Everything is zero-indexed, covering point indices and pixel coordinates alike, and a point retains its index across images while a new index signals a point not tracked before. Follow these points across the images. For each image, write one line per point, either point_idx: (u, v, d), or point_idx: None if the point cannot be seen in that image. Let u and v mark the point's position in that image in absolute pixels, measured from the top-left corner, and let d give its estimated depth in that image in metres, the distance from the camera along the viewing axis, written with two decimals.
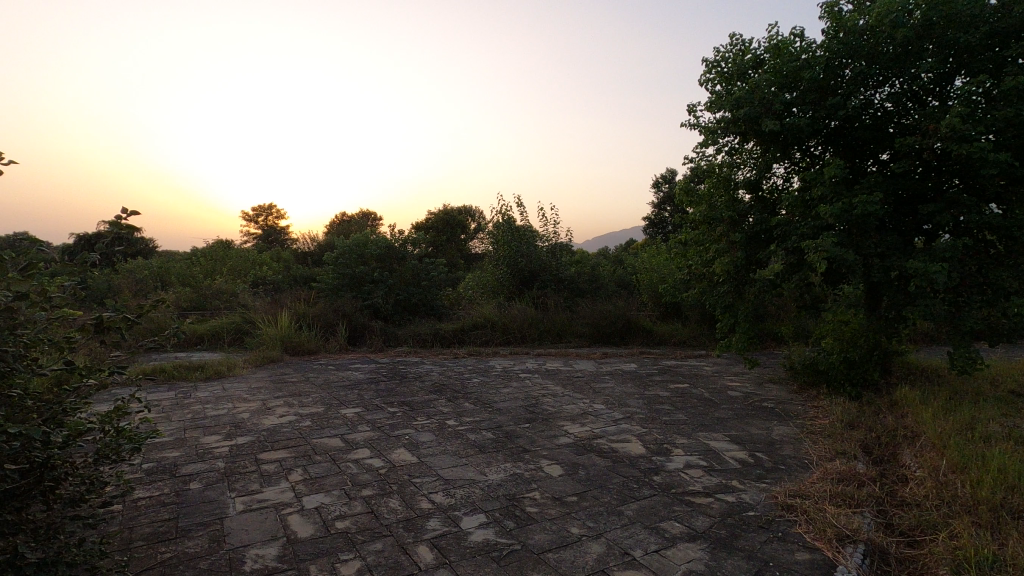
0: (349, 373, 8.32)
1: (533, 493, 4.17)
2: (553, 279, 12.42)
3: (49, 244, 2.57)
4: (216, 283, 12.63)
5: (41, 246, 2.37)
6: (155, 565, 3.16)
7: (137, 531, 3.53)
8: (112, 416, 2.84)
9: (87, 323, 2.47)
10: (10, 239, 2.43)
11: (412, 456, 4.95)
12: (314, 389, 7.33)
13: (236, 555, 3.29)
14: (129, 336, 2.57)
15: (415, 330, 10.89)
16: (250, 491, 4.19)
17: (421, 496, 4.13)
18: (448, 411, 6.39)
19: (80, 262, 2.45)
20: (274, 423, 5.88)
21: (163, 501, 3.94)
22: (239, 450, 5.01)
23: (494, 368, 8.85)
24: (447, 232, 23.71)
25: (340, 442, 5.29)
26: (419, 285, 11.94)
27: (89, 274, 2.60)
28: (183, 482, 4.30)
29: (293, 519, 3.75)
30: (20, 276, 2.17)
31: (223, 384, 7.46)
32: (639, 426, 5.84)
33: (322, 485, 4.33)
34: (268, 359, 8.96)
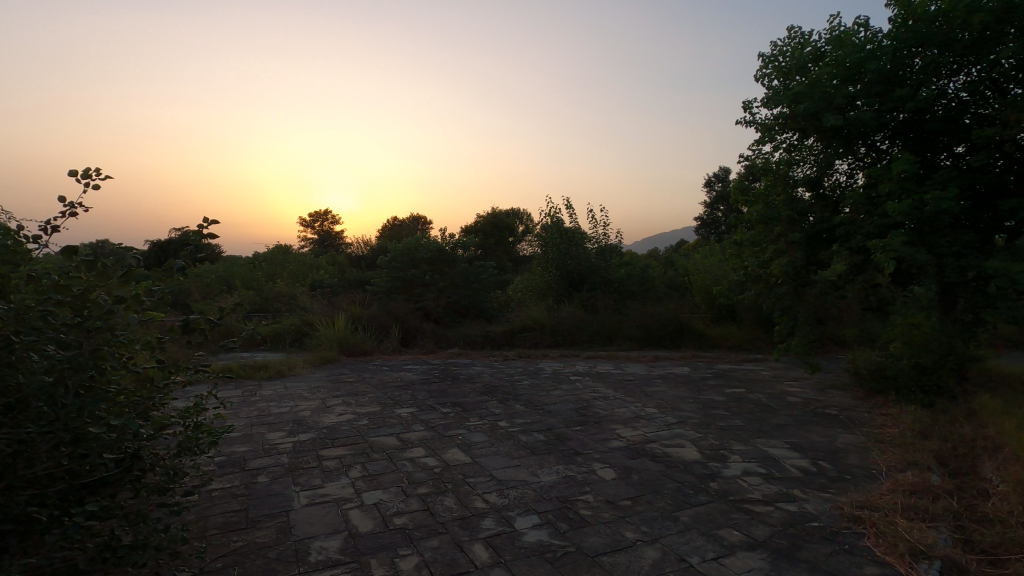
0: (403, 374, 8.54)
1: (585, 496, 4.17)
2: (603, 281, 12.32)
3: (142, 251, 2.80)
4: (277, 286, 13.22)
5: (137, 253, 2.59)
6: (229, 552, 3.35)
7: (212, 520, 3.75)
8: (192, 411, 3.04)
9: (175, 324, 2.67)
10: (107, 247, 2.66)
11: (466, 456, 5.04)
12: (370, 389, 7.56)
13: (302, 546, 3.45)
14: (211, 337, 2.75)
15: (466, 332, 11.05)
16: (312, 485, 4.38)
17: (475, 496, 4.20)
18: (500, 413, 6.45)
19: (168, 269, 2.66)
20: (334, 421, 6.11)
21: (234, 493, 4.17)
22: (302, 447, 5.24)
23: (545, 370, 8.87)
24: (496, 235, 23.88)
25: (395, 441, 5.45)
26: (469, 287, 12.11)
27: (176, 278, 2.82)
28: (252, 475, 4.54)
29: (354, 514, 3.89)
30: (120, 282, 2.38)
31: (286, 383, 7.81)
32: (694, 431, 5.72)
33: (380, 482, 4.48)
34: (326, 360, 9.32)
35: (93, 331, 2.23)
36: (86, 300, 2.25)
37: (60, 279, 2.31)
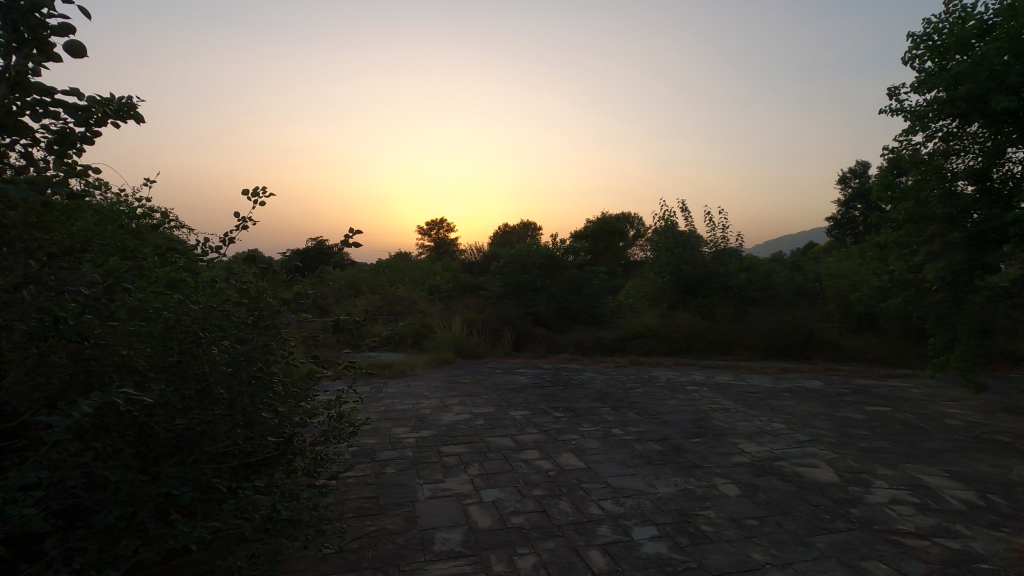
0: (516, 377, 8.73)
1: (707, 511, 3.98)
2: (721, 286, 11.67)
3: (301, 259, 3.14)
4: (399, 291, 14.13)
5: (297, 261, 2.94)
6: (364, 535, 3.65)
7: (348, 504, 4.11)
8: (336, 403, 3.36)
9: (328, 324, 2.98)
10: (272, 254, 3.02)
11: (579, 461, 5.04)
12: (485, 391, 7.82)
13: (427, 536, 3.66)
14: (357, 336, 3.03)
15: (576, 337, 11.05)
16: (434, 479, 4.63)
17: (591, 502, 4.19)
18: (613, 420, 6.37)
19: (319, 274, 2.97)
20: (452, 419, 6.41)
21: (366, 481, 4.53)
22: (424, 442, 5.56)
23: (659, 378, 8.60)
24: (606, 240, 23.55)
25: (510, 442, 5.60)
26: (580, 292, 12.09)
27: (327, 283, 3.14)
28: (381, 466, 4.91)
29: (473, 510, 4.06)
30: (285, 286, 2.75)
31: (407, 382, 8.33)
32: (828, 450, 5.24)
33: (497, 480, 4.62)
34: (443, 361, 9.79)
35: (266, 325, 2.66)
36: (261, 303, 2.69)
37: (241, 289, 2.71)
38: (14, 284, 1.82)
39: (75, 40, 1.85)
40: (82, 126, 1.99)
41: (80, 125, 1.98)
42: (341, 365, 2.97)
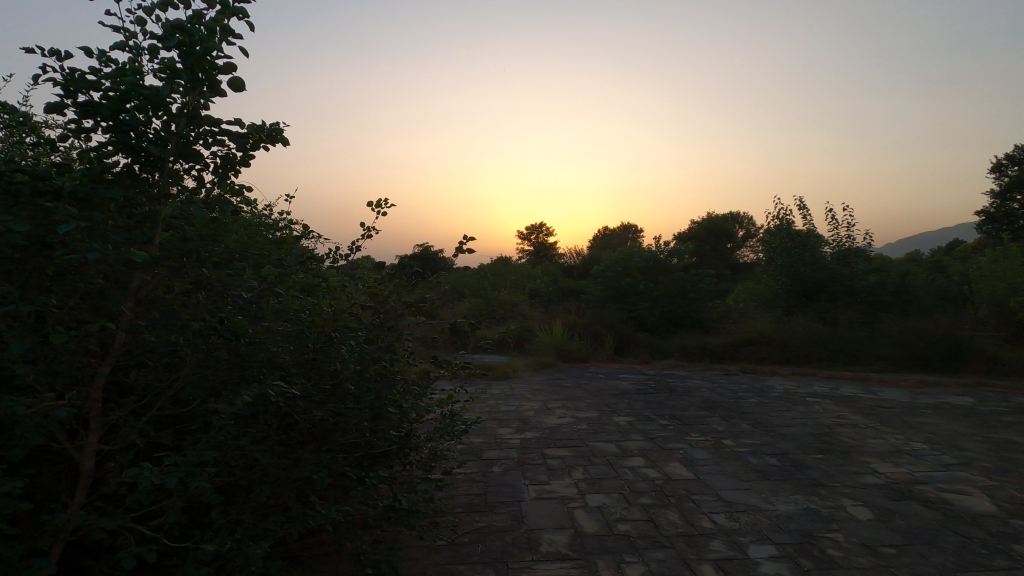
0: (619, 383, 8.60)
1: (834, 534, 3.67)
2: (846, 290, 10.67)
3: (423, 263, 3.31)
4: (501, 295, 14.47)
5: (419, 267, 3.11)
6: (474, 530, 3.79)
7: (459, 498, 4.29)
8: (449, 401, 3.53)
9: (446, 326, 3.13)
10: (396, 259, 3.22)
11: (688, 472, 4.86)
12: (587, 395, 7.78)
13: (534, 536, 3.72)
14: (472, 338, 3.15)
15: (682, 343, 10.66)
16: (539, 481, 4.69)
17: (701, 514, 4.03)
18: (724, 430, 6.07)
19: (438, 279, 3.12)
20: (555, 422, 6.46)
21: (475, 479, 4.70)
22: (528, 444, 5.65)
23: (774, 389, 8.05)
24: (713, 241, 22.45)
25: (615, 448, 5.53)
26: (685, 296, 11.64)
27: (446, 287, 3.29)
28: (487, 465, 5.06)
29: (579, 513, 4.06)
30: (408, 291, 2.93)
31: (510, 384, 8.50)
32: (982, 476, 4.62)
33: (602, 486, 4.59)
34: (545, 364, 9.87)
35: (390, 326, 2.87)
36: (388, 304, 2.90)
37: (370, 295, 2.94)
38: (189, 290, 2.12)
39: (235, 76, 2.11)
40: (241, 151, 2.26)
41: (239, 150, 2.24)
42: (457, 366, 3.12)
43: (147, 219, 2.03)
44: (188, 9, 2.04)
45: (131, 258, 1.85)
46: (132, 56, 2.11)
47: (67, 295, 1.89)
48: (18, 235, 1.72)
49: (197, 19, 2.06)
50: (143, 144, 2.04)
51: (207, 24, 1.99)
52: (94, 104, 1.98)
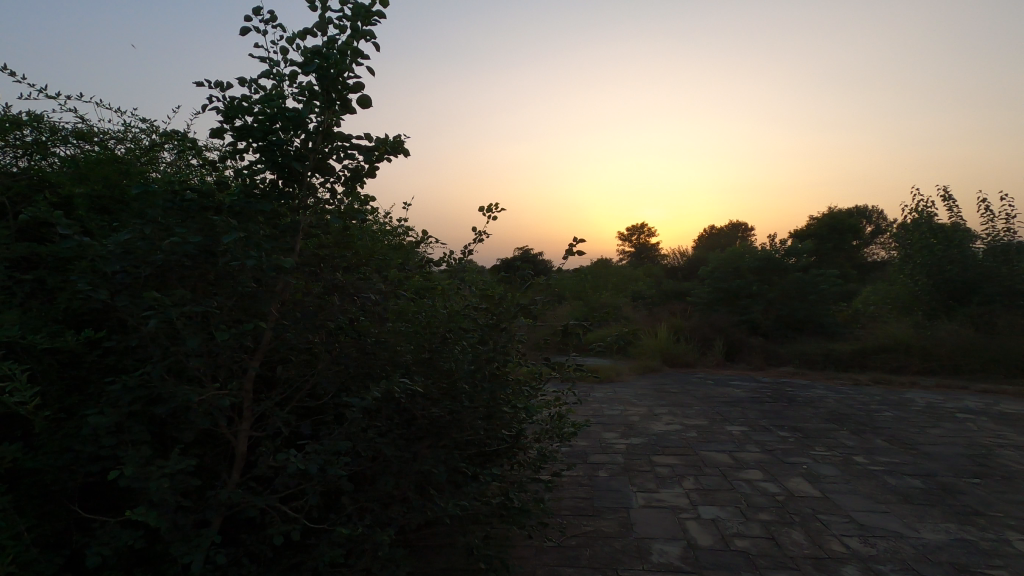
0: (730, 390, 8.13)
1: (997, 572, 3.20)
2: (1006, 291, 9.28)
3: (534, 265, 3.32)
4: (602, 297, 14.28)
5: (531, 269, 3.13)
6: (581, 534, 3.77)
7: (565, 501, 4.28)
8: (558, 403, 3.54)
9: (558, 328, 3.13)
10: (508, 261, 3.27)
11: (814, 489, 4.48)
12: (696, 402, 7.44)
13: (644, 545, 3.62)
14: (584, 340, 3.12)
15: (802, 350, 9.87)
16: (648, 488, 4.56)
17: (830, 536, 3.69)
18: (854, 445, 5.53)
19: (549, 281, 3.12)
20: (662, 429, 6.25)
21: (581, 482, 4.67)
22: (635, 450, 5.52)
23: (914, 402, 7.20)
24: (836, 239, 20.40)
25: (728, 458, 5.24)
26: (805, 299, 10.77)
27: (556, 289, 3.28)
28: (592, 469, 5.01)
29: (691, 525, 3.89)
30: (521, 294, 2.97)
31: (614, 388, 8.36)
32: None
33: (715, 498, 4.36)
34: (650, 368, 9.58)
35: (503, 328, 2.92)
36: (501, 306, 2.96)
37: (484, 297, 3.01)
38: (324, 292, 2.31)
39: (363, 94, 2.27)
40: (368, 163, 2.43)
41: (367, 163, 2.40)
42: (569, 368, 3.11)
43: (290, 229, 2.23)
44: (323, 35, 2.23)
45: (280, 263, 2.05)
46: (277, 82, 2.34)
47: (226, 298, 2.13)
48: (191, 245, 1.96)
49: (331, 44, 2.24)
50: (287, 161, 2.26)
51: (340, 48, 2.17)
52: (248, 127, 2.23)
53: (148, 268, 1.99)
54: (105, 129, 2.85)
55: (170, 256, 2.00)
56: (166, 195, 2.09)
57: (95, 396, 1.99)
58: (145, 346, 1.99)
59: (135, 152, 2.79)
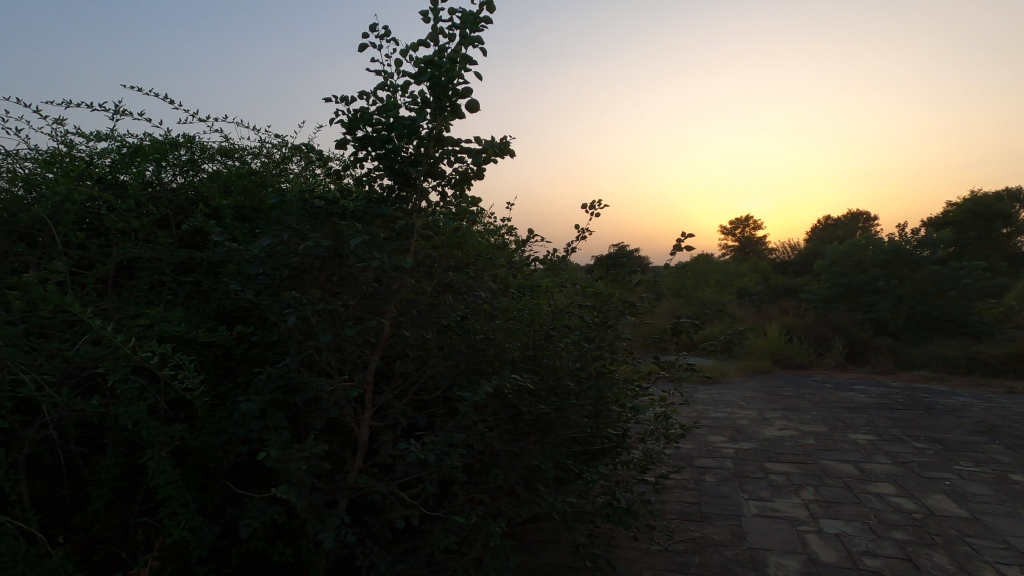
0: (853, 395, 7.45)
1: None
2: None
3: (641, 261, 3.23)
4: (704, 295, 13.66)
5: (639, 266, 3.05)
6: (689, 540, 3.64)
7: (671, 505, 4.15)
8: (664, 403, 3.43)
9: (667, 326, 3.02)
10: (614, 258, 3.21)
11: (960, 509, 3.99)
12: (814, 407, 6.89)
13: (759, 556, 3.43)
14: (695, 339, 3.00)
15: (941, 352, 8.81)
16: (761, 497, 4.31)
17: (983, 563, 3.27)
18: (1010, 462, 4.85)
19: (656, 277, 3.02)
20: (775, 434, 5.86)
21: (687, 486, 4.50)
22: (745, 455, 5.22)
23: None
24: (980, 227, 17.56)
25: (854, 469, 4.81)
26: (944, 295, 9.60)
27: (665, 285, 3.17)
28: (699, 473, 4.81)
29: (811, 539, 3.62)
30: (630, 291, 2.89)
31: (719, 389, 7.96)
32: None
33: (839, 511, 4.02)
34: (759, 370, 9.01)
35: (609, 326, 2.91)
36: (607, 304, 2.94)
37: (589, 295, 2.99)
38: (438, 291, 2.42)
39: (473, 99, 2.35)
40: (476, 166, 2.50)
41: (476, 166, 2.48)
42: (680, 367, 3.00)
43: (406, 232, 2.36)
44: (435, 46, 2.34)
45: (399, 263, 2.18)
46: (392, 93, 2.48)
47: (351, 296, 2.30)
48: (322, 248, 2.14)
49: (442, 53, 2.34)
50: (402, 167, 2.39)
51: (451, 56, 2.26)
52: (368, 137, 2.39)
53: (285, 269, 2.18)
54: (244, 145, 3.12)
55: (304, 259, 2.19)
56: (299, 204, 2.29)
57: (243, 385, 2.23)
58: (284, 340, 2.20)
59: (268, 166, 3.07)
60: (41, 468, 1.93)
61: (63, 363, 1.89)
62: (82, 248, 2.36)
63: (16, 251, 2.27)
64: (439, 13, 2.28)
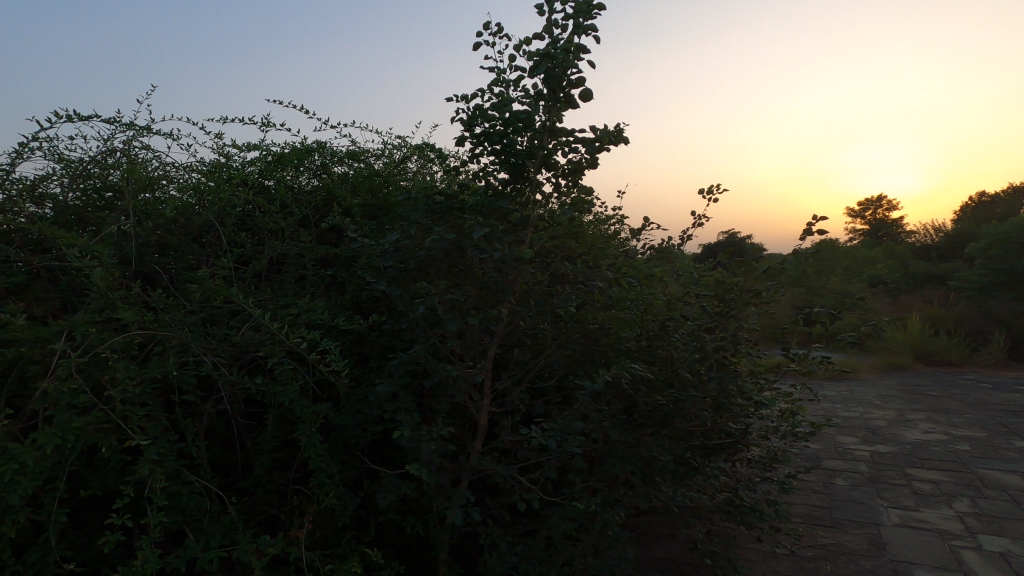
0: (1018, 397, 6.48)
1: None
2: None
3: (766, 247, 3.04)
4: None
5: (765, 252, 2.87)
6: (819, 545, 3.39)
7: (797, 507, 3.90)
8: (792, 400, 3.22)
9: (797, 316, 2.82)
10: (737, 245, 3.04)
11: None
12: (967, 409, 6.09)
13: (903, 570, 3.12)
14: (831, 331, 2.77)
15: None
16: (904, 505, 3.90)
17: None
18: None
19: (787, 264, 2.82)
20: (919, 437, 5.27)
21: (814, 489, 4.19)
22: (882, 459, 4.75)
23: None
24: None
25: (1021, 481, 4.20)
26: None
27: (795, 273, 2.95)
28: (828, 476, 4.45)
29: (968, 556, 3.23)
30: (755, 278, 2.73)
31: (849, 386, 7.29)
32: None
33: (1003, 527, 3.54)
34: (897, 366, 8.12)
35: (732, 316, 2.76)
36: (730, 293, 2.75)
37: (708, 284, 2.87)
38: (554, 281, 2.45)
39: (586, 88, 2.34)
40: (589, 156, 2.50)
41: (590, 155, 2.47)
42: (812, 361, 2.79)
43: (523, 223, 2.41)
44: (548, 38, 2.35)
45: (520, 255, 2.24)
46: (507, 88, 2.54)
47: (473, 287, 2.40)
48: (447, 241, 2.25)
49: (556, 44, 2.35)
50: (517, 161, 2.44)
51: (565, 47, 2.26)
52: (485, 133, 2.46)
53: (413, 262, 2.33)
54: (369, 148, 3.36)
55: (430, 252, 2.32)
56: (424, 201, 2.42)
57: (377, 369, 2.41)
58: (412, 329, 2.35)
59: (390, 166, 3.28)
60: (216, 437, 2.23)
61: (231, 346, 2.15)
62: (241, 246, 2.67)
63: (191, 251, 2.61)
64: (553, 5, 2.29)
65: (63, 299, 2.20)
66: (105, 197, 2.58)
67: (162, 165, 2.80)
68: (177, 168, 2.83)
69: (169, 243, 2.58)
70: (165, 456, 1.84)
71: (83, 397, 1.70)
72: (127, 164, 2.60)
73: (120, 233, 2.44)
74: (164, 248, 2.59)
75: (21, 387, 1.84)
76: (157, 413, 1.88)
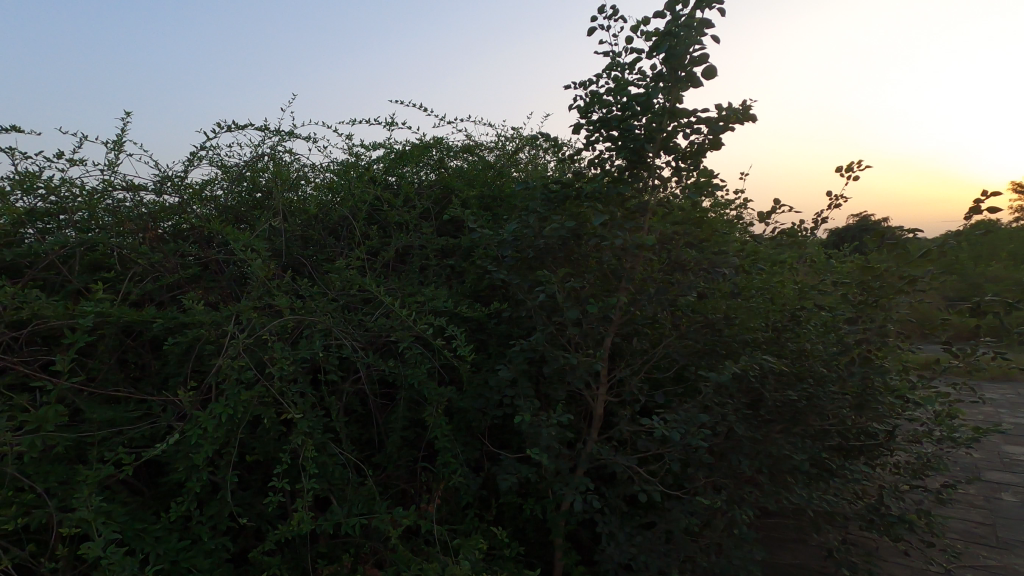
0: None
1: None
2: None
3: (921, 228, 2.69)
4: None
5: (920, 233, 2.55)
6: (982, 567, 2.99)
7: (953, 522, 3.46)
8: (951, 401, 2.84)
9: (962, 306, 2.47)
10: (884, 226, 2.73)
11: None
12: None
13: None
14: (1006, 323, 2.40)
15: None
16: None
17: None
18: None
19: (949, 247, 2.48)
20: None
21: (975, 503, 3.69)
22: None
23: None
24: None
25: None
26: None
27: (958, 257, 2.58)
28: (992, 490, 3.90)
29: None
30: (908, 263, 2.43)
31: (1019, 389, 6.31)
32: None
33: None
34: None
35: (879, 306, 2.49)
36: (877, 280, 2.47)
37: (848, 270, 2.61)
38: (675, 268, 2.37)
39: (710, 64, 2.21)
40: (712, 136, 2.36)
41: (714, 135, 2.33)
42: (979, 356, 2.44)
43: (641, 210, 2.35)
44: (668, 15, 2.26)
45: (641, 242, 2.18)
46: (623, 72, 2.48)
47: (591, 275, 2.39)
48: (566, 229, 2.26)
49: (676, 21, 2.24)
50: (635, 146, 2.38)
51: (687, 23, 2.15)
52: (601, 119, 2.42)
53: (532, 251, 2.37)
54: (484, 142, 3.46)
55: (548, 241, 2.34)
56: (541, 190, 2.44)
57: (497, 355, 2.49)
58: (531, 316, 2.39)
59: (504, 158, 3.35)
60: (354, 414, 2.43)
61: (367, 331, 2.33)
62: (370, 238, 2.87)
63: (329, 244, 2.85)
64: None
65: (227, 287, 2.51)
66: (256, 197, 2.88)
67: (301, 166, 3.07)
68: (314, 168, 3.09)
69: (311, 237, 2.84)
70: (314, 428, 2.04)
71: (249, 373, 1.92)
72: (274, 167, 2.89)
73: (271, 229, 2.73)
74: (307, 242, 2.86)
75: (200, 364, 2.13)
76: (307, 390, 2.08)
